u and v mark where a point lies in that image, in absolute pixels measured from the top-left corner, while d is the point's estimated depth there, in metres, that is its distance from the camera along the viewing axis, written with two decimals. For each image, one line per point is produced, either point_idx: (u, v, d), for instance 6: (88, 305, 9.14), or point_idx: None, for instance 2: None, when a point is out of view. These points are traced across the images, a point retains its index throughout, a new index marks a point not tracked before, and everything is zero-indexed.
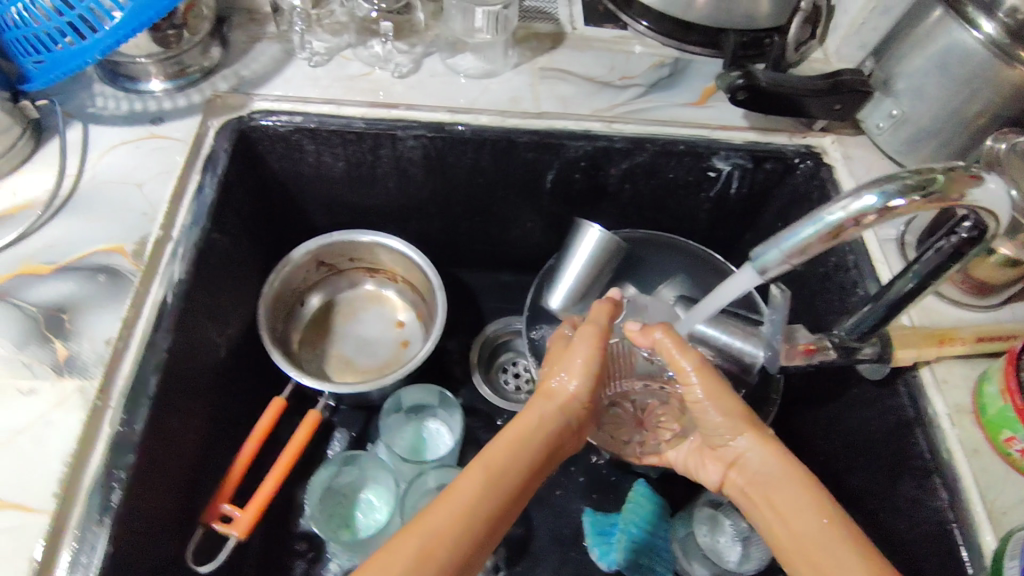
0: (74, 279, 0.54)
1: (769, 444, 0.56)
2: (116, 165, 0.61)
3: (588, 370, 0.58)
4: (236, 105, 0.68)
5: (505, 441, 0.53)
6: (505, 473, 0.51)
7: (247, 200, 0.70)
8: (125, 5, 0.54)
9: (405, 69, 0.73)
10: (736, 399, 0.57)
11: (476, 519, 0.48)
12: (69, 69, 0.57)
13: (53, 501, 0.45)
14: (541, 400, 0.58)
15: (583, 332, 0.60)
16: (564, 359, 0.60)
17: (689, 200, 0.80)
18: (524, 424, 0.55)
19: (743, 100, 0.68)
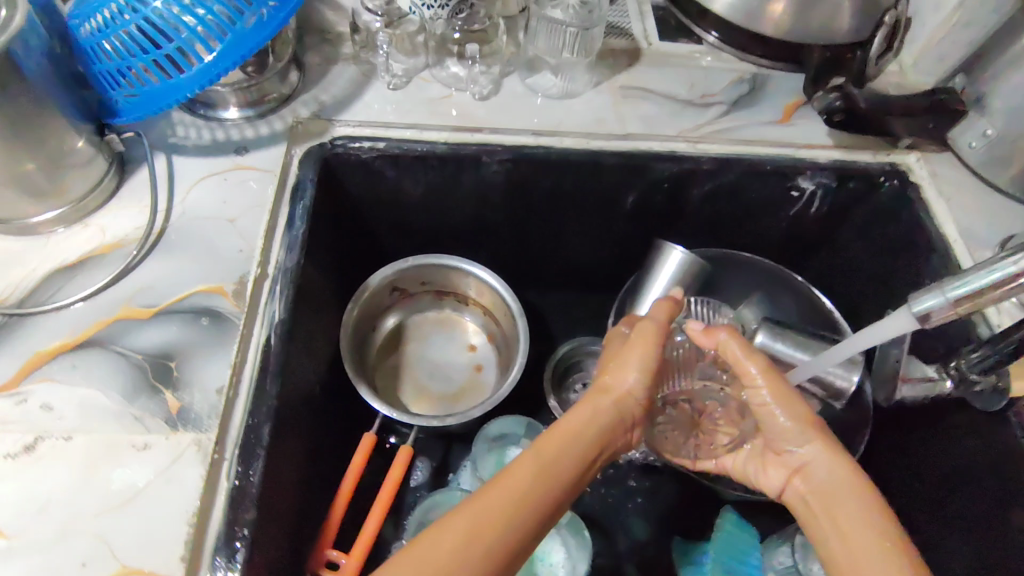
0: (178, 323, 0.52)
1: (836, 449, 0.51)
2: (205, 198, 0.59)
3: (647, 368, 0.54)
4: (317, 131, 0.66)
5: (560, 432, 0.49)
6: (560, 459, 0.46)
7: (329, 230, 0.67)
8: (224, 38, 0.54)
9: (486, 90, 0.71)
10: (803, 404, 0.53)
11: (527, 502, 0.43)
12: (162, 104, 0.55)
13: (181, 565, 0.43)
14: (595, 394, 0.53)
15: (642, 329, 0.56)
16: (620, 354, 0.56)
17: (767, 220, 0.79)
18: (578, 415, 0.51)
19: (839, 122, 0.69)
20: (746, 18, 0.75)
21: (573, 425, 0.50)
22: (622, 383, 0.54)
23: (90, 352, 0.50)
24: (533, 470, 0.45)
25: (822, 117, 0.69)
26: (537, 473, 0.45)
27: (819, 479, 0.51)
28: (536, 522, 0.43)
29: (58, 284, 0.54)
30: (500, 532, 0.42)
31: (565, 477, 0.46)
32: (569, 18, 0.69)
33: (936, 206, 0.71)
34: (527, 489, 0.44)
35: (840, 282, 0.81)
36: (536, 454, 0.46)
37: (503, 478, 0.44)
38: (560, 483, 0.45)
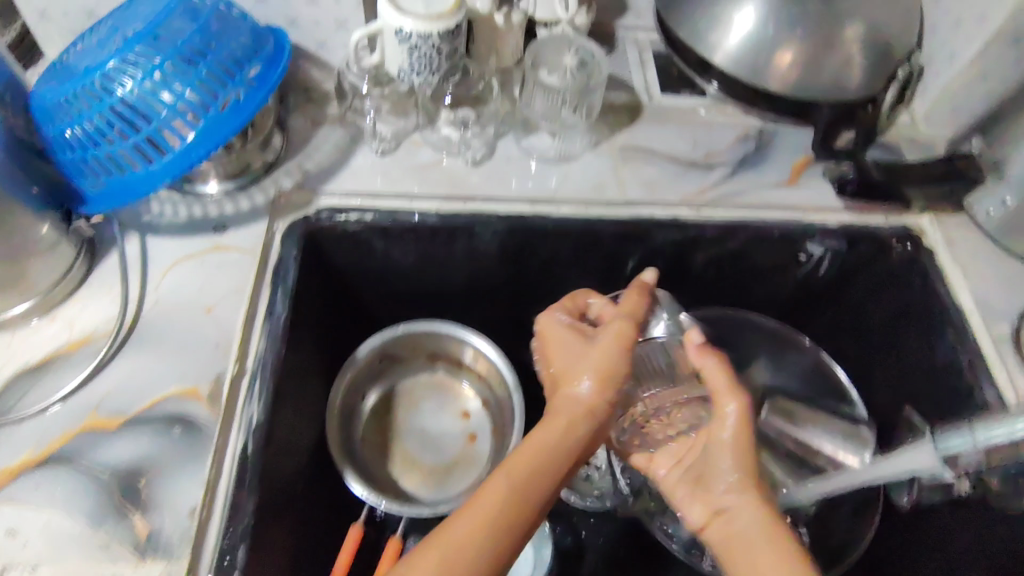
0: (149, 433, 0.49)
1: (766, 506, 0.48)
2: (180, 286, 0.56)
3: (615, 370, 0.53)
4: (302, 202, 0.63)
5: (530, 447, 0.49)
6: (533, 478, 0.47)
7: (314, 306, 0.64)
8: (200, 124, 0.52)
9: (479, 154, 0.67)
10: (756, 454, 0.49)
11: (497, 524, 0.45)
12: (132, 195, 0.52)
13: None
14: (564, 401, 0.53)
15: (610, 332, 0.54)
16: (586, 355, 0.54)
17: (774, 282, 0.75)
18: (551, 428, 0.50)
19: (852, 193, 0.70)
20: (752, 73, 0.70)
21: (546, 440, 0.50)
22: (591, 388, 0.52)
23: (57, 469, 0.47)
24: (506, 488, 0.46)
25: (837, 190, 0.71)
26: (510, 492, 0.46)
27: (739, 529, 0.47)
28: (516, 540, 0.46)
29: (25, 387, 0.51)
30: (470, 561, 0.43)
31: (540, 494, 0.47)
32: (565, 84, 0.67)
33: (951, 274, 0.68)
34: (499, 511, 0.45)
35: (847, 346, 0.77)
36: (509, 473, 0.47)
37: (474, 502, 0.46)
38: (530, 500, 0.47)
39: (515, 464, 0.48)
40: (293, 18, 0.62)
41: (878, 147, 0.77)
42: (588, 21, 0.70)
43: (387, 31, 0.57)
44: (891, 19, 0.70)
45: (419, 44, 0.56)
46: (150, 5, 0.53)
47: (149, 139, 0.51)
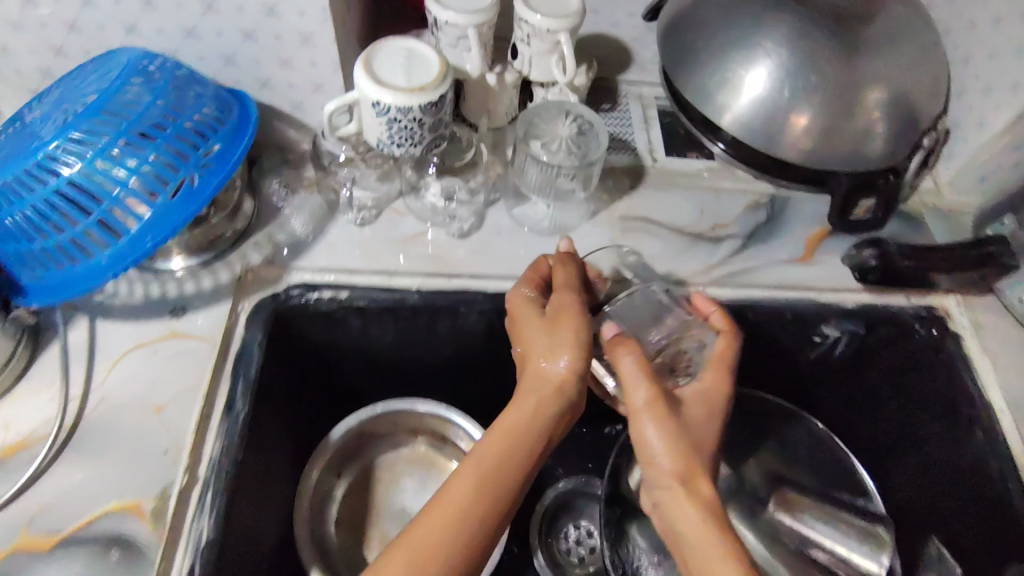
0: (83, 557, 0.45)
1: (699, 504, 0.46)
2: (130, 380, 0.51)
3: (575, 345, 0.50)
4: (271, 278, 0.58)
5: (497, 434, 0.49)
6: (502, 465, 0.47)
7: (284, 391, 0.59)
8: (146, 215, 0.46)
9: (467, 225, 0.62)
10: (682, 444, 0.48)
11: (468, 515, 0.45)
12: (69, 294, 0.47)
13: None
14: (532, 383, 0.51)
15: (565, 308, 0.52)
16: (545, 332, 0.52)
17: (785, 363, 0.69)
18: (519, 412, 0.49)
19: (875, 281, 0.64)
20: (764, 140, 0.65)
21: (514, 425, 0.49)
22: (555, 369, 0.50)
23: None
24: (474, 484, 0.46)
25: (856, 277, 0.65)
26: (479, 483, 0.46)
27: (675, 525, 0.47)
28: (488, 529, 0.46)
29: None
30: (443, 556, 0.44)
31: (510, 479, 0.47)
32: (562, 160, 0.59)
33: (980, 366, 0.63)
34: (469, 503, 0.46)
35: (862, 429, 0.71)
36: (479, 467, 0.47)
37: (443, 495, 0.46)
38: (502, 489, 0.47)
39: (484, 455, 0.48)
40: (266, 78, 0.57)
41: (901, 217, 0.71)
42: (587, 80, 0.65)
43: (363, 101, 0.52)
44: (919, 83, 0.64)
45: (399, 117, 0.52)
46: (96, 78, 0.48)
47: (88, 232, 0.46)
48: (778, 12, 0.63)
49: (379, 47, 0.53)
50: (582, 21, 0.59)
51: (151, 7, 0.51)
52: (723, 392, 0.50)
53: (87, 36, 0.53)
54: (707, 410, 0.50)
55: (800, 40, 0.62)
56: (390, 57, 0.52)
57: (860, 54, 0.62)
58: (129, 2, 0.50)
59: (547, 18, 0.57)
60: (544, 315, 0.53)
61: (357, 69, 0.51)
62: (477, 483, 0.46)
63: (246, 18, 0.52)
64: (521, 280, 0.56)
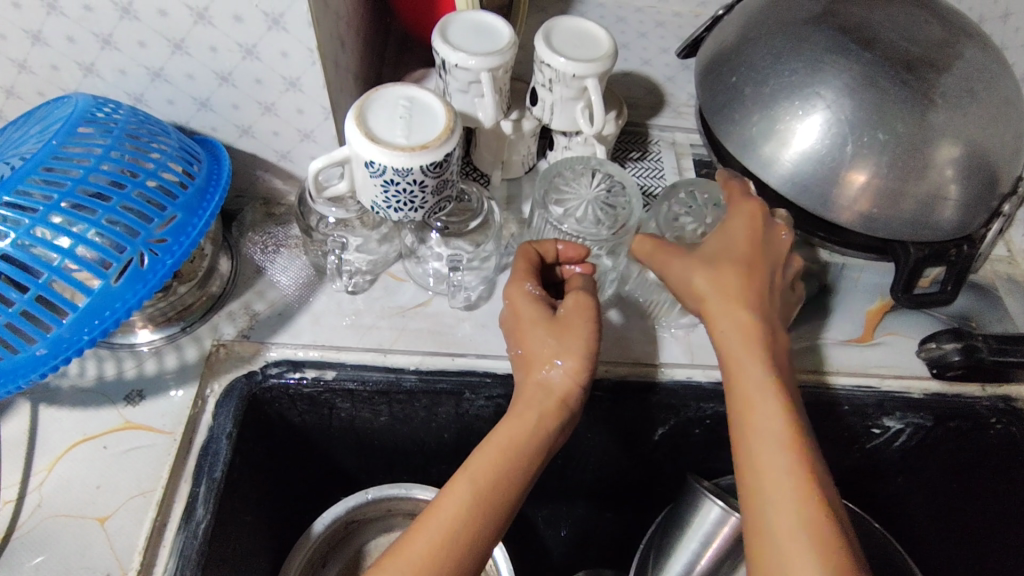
0: None
1: (736, 309, 0.44)
2: (74, 479, 0.44)
3: (574, 349, 0.44)
4: (247, 354, 0.50)
5: (494, 446, 0.41)
6: (501, 468, 0.41)
7: (259, 483, 0.51)
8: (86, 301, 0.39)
9: (475, 295, 0.54)
10: (714, 266, 0.45)
11: (465, 524, 0.39)
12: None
13: None
14: (532, 393, 0.44)
15: (576, 308, 0.45)
16: (549, 337, 0.45)
17: (835, 454, 0.61)
18: (518, 419, 0.43)
19: (953, 376, 0.55)
20: (818, 202, 0.56)
21: (514, 436, 0.42)
22: (560, 372, 0.44)
23: None
24: (472, 497, 0.39)
25: (931, 371, 0.56)
26: (474, 502, 0.39)
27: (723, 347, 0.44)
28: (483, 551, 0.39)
29: None
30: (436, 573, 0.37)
31: (511, 488, 0.41)
32: (585, 232, 0.51)
33: None
34: (464, 522, 0.39)
35: (921, 519, 0.63)
36: (477, 479, 0.40)
37: (434, 509, 0.39)
38: (498, 505, 0.40)
39: (481, 467, 0.41)
40: (247, 125, 0.50)
41: (972, 288, 0.62)
42: (616, 128, 0.57)
43: (355, 158, 0.45)
44: (998, 141, 0.56)
45: (397, 180, 0.44)
46: (38, 131, 0.41)
47: (11, 325, 0.38)
48: (837, 56, 0.55)
49: (376, 94, 0.46)
50: (614, 64, 0.51)
51: (109, 46, 0.44)
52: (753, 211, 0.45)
53: (39, 76, 0.46)
54: (736, 233, 0.46)
55: (863, 90, 0.54)
56: (388, 108, 0.45)
57: (933, 105, 0.54)
58: (84, 40, 0.43)
59: (573, 62, 0.49)
60: (549, 315, 0.46)
61: (349, 122, 0.44)
62: (472, 501, 0.39)
63: (222, 59, 0.45)
64: (516, 272, 0.48)
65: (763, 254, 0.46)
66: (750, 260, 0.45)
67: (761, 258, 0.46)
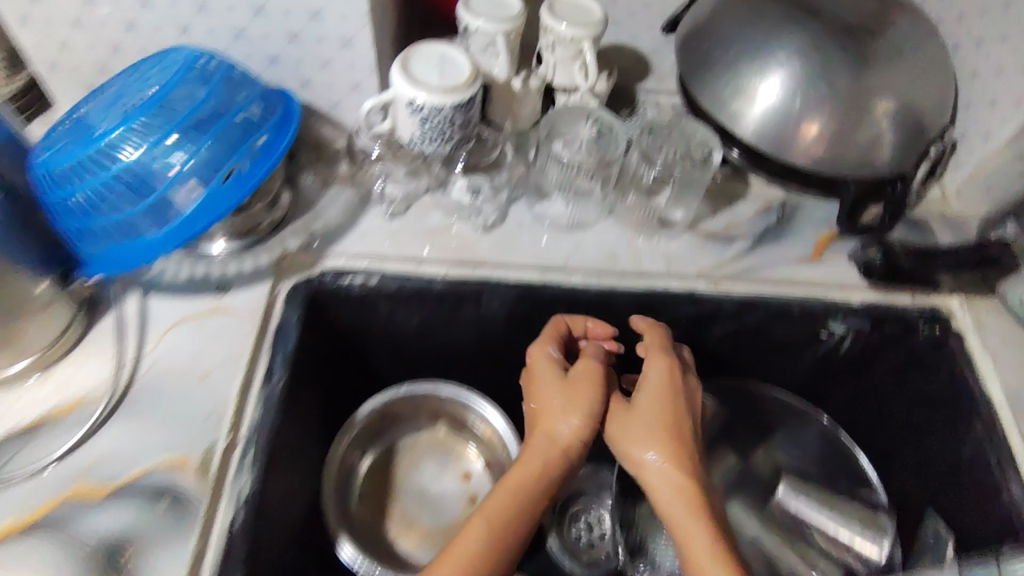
0: (134, 505, 0.48)
1: (668, 467, 0.53)
2: (176, 350, 0.55)
3: (571, 409, 0.56)
4: (307, 264, 0.62)
5: (508, 489, 0.53)
6: (510, 520, 0.51)
7: (315, 366, 0.63)
8: (201, 196, 0.52)
9: (491, 219, 0.66)
10: (649, 427, 0.55)
11: (483, 560, 0.49)
12: (128, 265, 0.52)
13: None
14: (540, 441, 0.56)
15: (585, 373, 0.58)
16: (556, 394, 0.58)
17: (793, 359, 0.72)
18: (531, 455, 0.55)
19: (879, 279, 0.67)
20: (777, 146, 0.68)
21: (522, 478, 0.53)
22: (564, 431, 0.56)
23: (38, 537, 0.47)
24: (489, 535, 0.50)
25: (862, 275, 0.68)
26: (492, 531, 0.50)
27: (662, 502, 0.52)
28: None
29: (11, 450, 0.50)
30: None
31: (516, 539, 0.51)
32: (583, 158, 0.65)
33: (981, 362, 0.65)
34: (484, 549, 0.49)
35: (868, 424, 0.74)
36: (490, 525, 0.50)
37: (462, 539, 0.50)
38: (507, 548, 0.50)
39: (493, 511, 0.51)
40: (307, 78, 0.62)
41: (908, 223, 0.73)
42: (607, 85, 0.68)
43: (398, 100, 0.57)
44: (923, 95, 0.68)
45: (432, 116, 0.56)
46: (159, 70, 0.53)
47: (149, 211, 0.51)
48: (787, 24, 0.67)
49: (414, 49, 0.58)
50: (603, 30, 0.63)
51: (205, 10, 0.56)
52: (669, 371, 0.57)
53: (145, 35, 0.58)
54: (663, 391, 0.57)
55: (808, 52, 0.66)
56: (425, 59, 0.57)
57: (866, 62, 0.66)
58: (184, 4, 0.56)
59: (571, 27, 0.61)
60: (563, 377, 0.59)
61: (394, 70, 0.56)
62: (488, 536, 0.50)
63: (292, 21, 0.57)
64: (542, 336, 0.62)
65: (684, 413, 0.56)
66: (675, 420, 0.55)
67: (682, 418, 0.56)
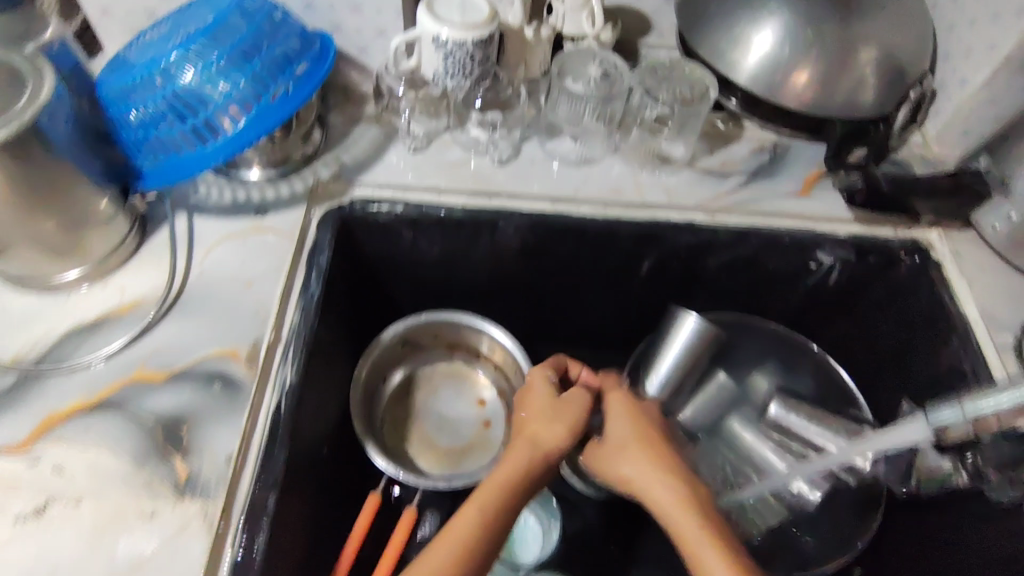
0: (189, 387, 0.54)
1: (661, 476, 0.54)
2: (222, 261, 0.61)
3: (560, 425, 0.58)
4: (337, 192, 0.67)
5: (491, 491, 0.53)
6: (494, 523, 0.51)
7: (344, 286, 0.68)
8: (248, 113, 0.57)
9: (506, 155, 0.72)
10: (637, 445, 0.57)
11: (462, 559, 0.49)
12: (181, 175, 0.57)
13: None
14: (524, 448, 0.57)
15: (575, 394, 0.61)
16: (547, 410, 0.60)
17: (785, 288, 0.78)
18: (517, 455, 0.56)
19: (861, 202, 0.72)
20: (768, 89, 0.72)
21: (507, 482, 0.54)
22: (550, 437, 0.57)
23: (103, 414, 0.52)
24: (479, 520, 0.51)
25: (845, 199, 0.73)
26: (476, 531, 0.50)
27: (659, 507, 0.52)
28: None
29: (75, 342, 0.55)
30: None
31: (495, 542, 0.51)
32: (589, 91, 0.70)
33: (956, 285, 0.69)
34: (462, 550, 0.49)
35: (860, 352, 0.79)
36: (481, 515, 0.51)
37: (447, 537, 0.50)
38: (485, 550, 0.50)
39: (486, 500, 0.52)
40: (337, 23, 0.68)
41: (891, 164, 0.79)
42: (612, 34, 0.74)
43: (424, 37, 0.63)
44: (902, 44, 0.73)
45: (455, 50, 0.62)
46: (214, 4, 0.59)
47: (203, 125, 0.57)
48: None
49: None
50: None
51: None
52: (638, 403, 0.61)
53: None
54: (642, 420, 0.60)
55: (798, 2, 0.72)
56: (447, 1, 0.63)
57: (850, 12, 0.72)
58: None
59: None
60: (556, 396, 0.61)
61: (421, 9, 0.62)
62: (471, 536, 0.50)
63: None
64: (541, 364, 0.65)
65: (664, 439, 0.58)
66: (656, 442, 0.58)
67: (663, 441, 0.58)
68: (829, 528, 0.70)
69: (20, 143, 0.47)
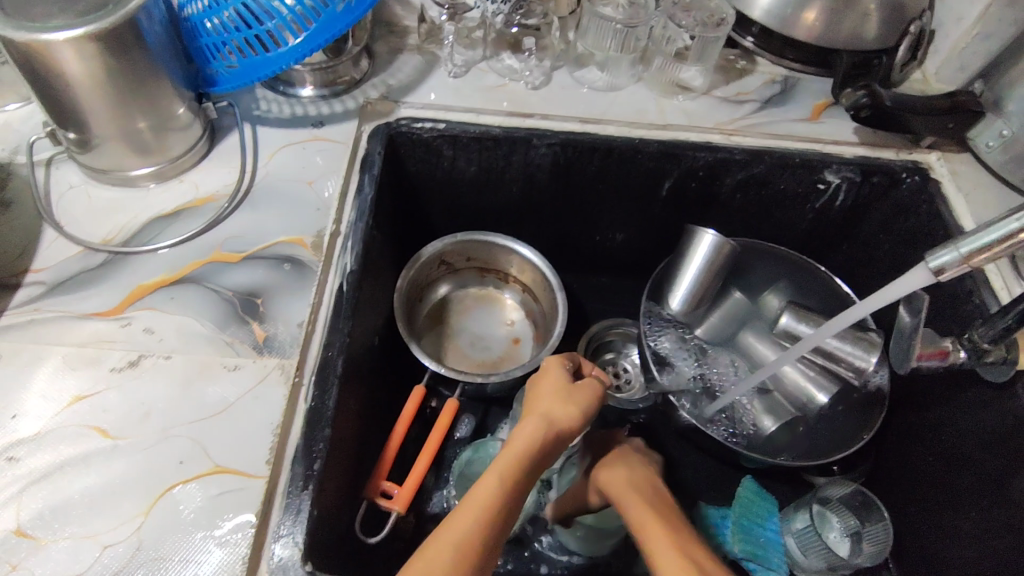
0: (263, 267, 0.60)
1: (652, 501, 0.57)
2: (285, 165, 0.67)
3: (571, 407, 0.55)
4: (384, 111, 0.73)
5: (507, 458, 0.50)
6: (511, 491, 0.48)
7: (390, 199, 0.74)
8: (310, 26, 0.60)
9: (538, 81, 0.78)
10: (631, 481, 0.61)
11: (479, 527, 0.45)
12: (255, 76, 0.62)
13: (268, 455, 0.50)
14: (537, 418, 0.53)
15: (589, 382, 0.59)
16: (562, 391, 0.57)
17: (794, 212, 0.84)
18: (528, 428, 0.52)
19: (866, 117, 0.76)
20: (780, 23, 0.78)
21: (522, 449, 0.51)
22: (561, 415, 0.54)
23: (186, 286, 0.58)
24: (501, 487, 0.47)
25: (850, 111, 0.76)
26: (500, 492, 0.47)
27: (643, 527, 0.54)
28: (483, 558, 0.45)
29: (158, 228, 0.61)
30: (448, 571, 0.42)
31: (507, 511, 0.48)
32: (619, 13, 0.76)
33: (953, 200, 0.74)
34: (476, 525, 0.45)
35: (863, 270, 0.85)
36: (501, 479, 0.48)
37: (468, 500, 0.47)
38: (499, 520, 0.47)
39: (506, 467, 0.49)
40: None
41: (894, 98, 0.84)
42: None
43: None
44: None
45: None
46: None
47: (268, 33, 0.61)
48: None
49: None
50: None
51: None
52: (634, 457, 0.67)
53: None
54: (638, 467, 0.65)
55: None
56: None
57: None
58: None
59: None
60: (569, 379, 0.58)
61: None
62: (485, 506, 0.47)
63: None
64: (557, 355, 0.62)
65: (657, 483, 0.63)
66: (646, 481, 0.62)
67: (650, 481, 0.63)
68: (838, 423, 0.75)
69: (121, 37, 0.52)
